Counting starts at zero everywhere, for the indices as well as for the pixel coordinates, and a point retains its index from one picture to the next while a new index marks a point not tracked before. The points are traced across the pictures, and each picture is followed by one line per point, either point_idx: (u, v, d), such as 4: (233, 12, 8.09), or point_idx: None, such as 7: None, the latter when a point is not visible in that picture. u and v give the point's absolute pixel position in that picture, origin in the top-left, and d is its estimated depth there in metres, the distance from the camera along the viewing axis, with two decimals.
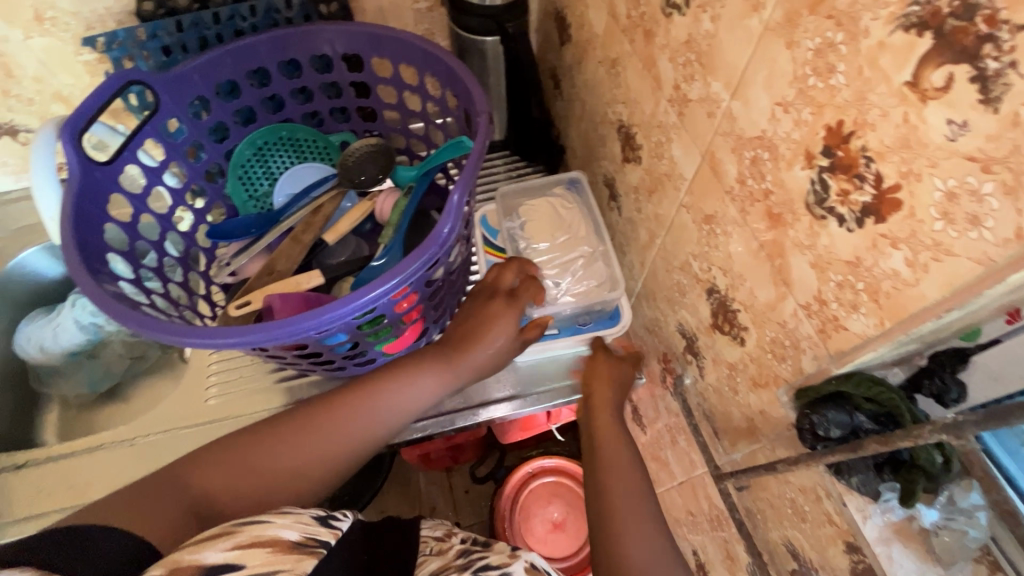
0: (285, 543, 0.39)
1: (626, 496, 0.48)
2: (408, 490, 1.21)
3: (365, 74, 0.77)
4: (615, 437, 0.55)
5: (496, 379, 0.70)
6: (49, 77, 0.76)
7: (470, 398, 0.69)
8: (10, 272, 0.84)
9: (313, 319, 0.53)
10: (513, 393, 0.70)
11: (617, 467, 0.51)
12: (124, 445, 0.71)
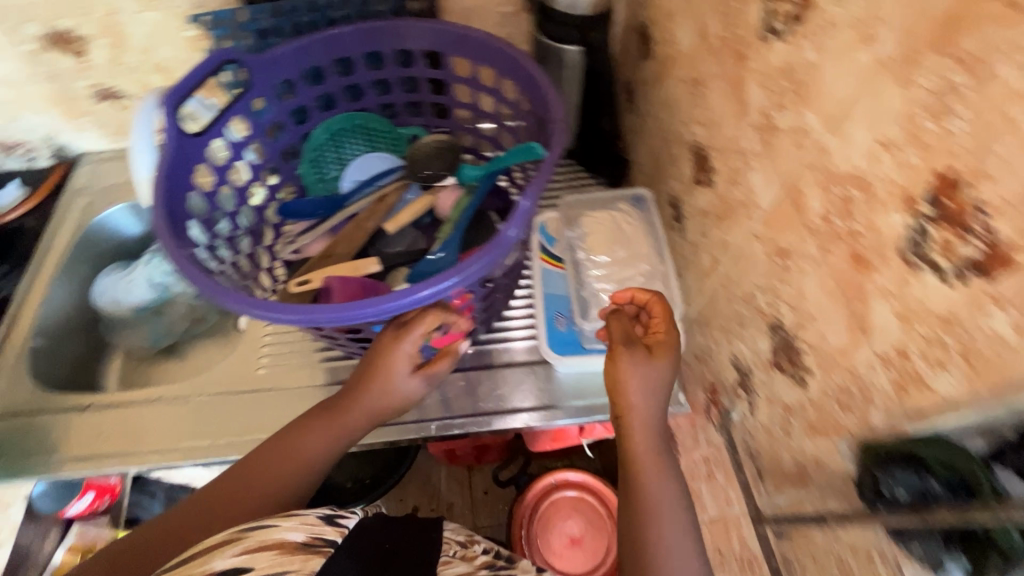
0: (290, 545, 0.47)
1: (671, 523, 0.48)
2: (428, 483, 1.22)
3: (445, 72, 0.78)
4: (653, 452, 0.51)
5: (523, 389, 0.71)
6: (154, 49, 0.81)
7: (499, 403, 0.70)
8: (97, 225, 0.90)
9: (372, 308, 0.55)
10: (539, 404, 0.70)
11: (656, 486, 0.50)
12: (180, 402, 0.74)
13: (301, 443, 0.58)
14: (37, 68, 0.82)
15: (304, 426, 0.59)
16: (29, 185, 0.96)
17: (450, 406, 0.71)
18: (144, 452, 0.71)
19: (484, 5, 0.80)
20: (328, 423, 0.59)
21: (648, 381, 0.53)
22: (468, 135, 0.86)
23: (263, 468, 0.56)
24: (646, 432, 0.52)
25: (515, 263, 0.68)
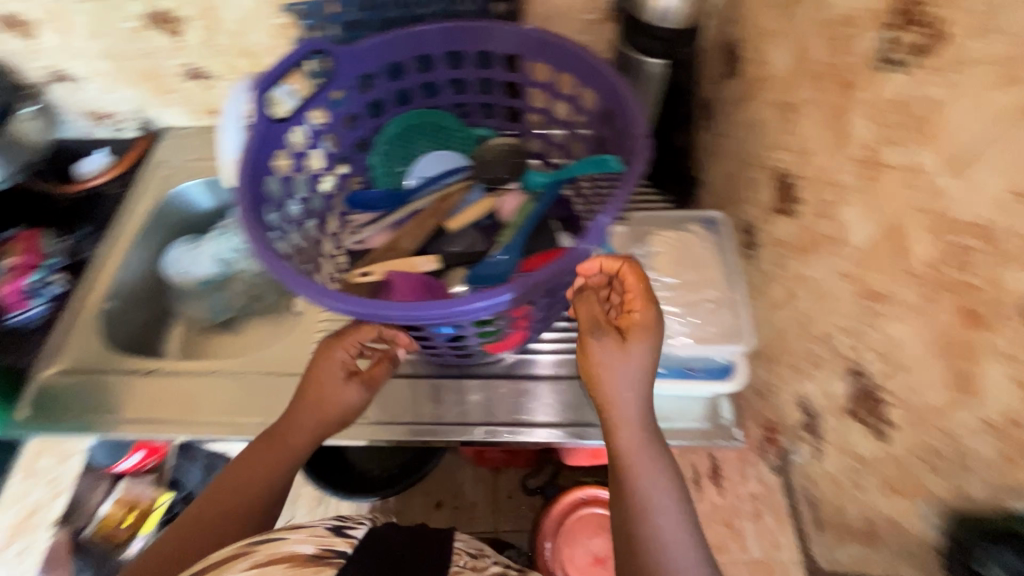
0: (301, 557, 0.47)
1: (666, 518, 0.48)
2: (453, 480, 1.22)
3: (523, 76, 0.78)
4: (638, 442, 0.52)
5: (539, 405, 0.75)
6: (244, 34, 0.84)
7: (514, 417, 0.74)
8: (173, 197, 0.94)
9: (433, 310, 0.55)
10: (556, 421, 0.74)
11: (647, 478, 0.50)
12: (236, 376, 0.77)
13: (257, 464, 0.60)
14: (136, 44, 0.86)
15: (251, 453, 0.61)
16: (115, 154, 1.01)
17: (473, 412, 0.75)
18: (199, 422, 0.73)
19: (568, 12, 0.79)
20: (274, 446, 0.61)
21: (630, 369, 0.51)
22: (536, 140, 0.85)
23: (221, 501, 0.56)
24: (635, 426, 0.52)
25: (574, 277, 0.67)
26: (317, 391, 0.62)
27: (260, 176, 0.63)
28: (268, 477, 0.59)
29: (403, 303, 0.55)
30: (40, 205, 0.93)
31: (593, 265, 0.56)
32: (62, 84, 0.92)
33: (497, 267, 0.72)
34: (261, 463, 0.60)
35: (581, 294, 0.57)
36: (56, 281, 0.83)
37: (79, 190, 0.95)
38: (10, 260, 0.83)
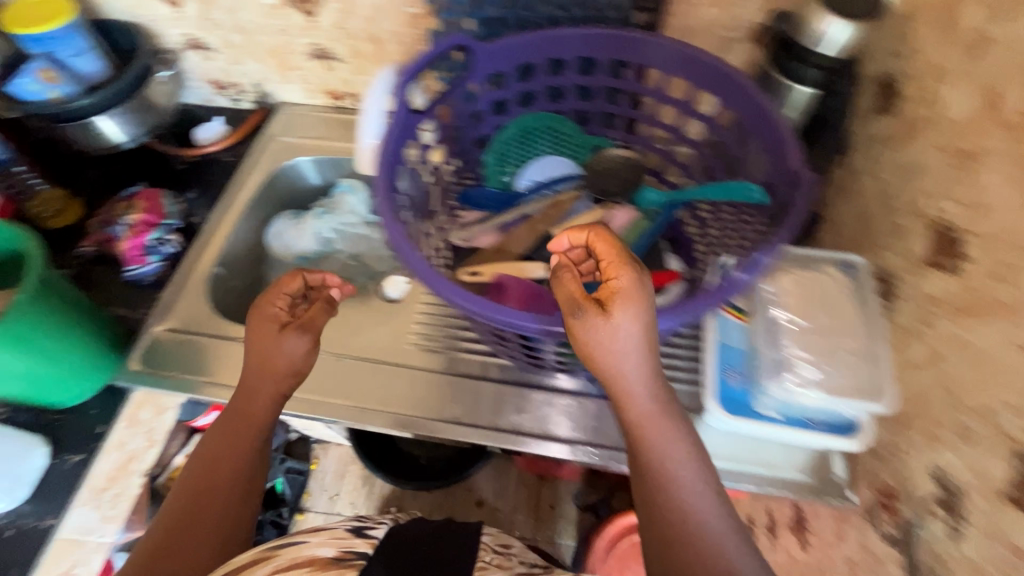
0: (322, 560, 0.55)
1: (684, 468, 0.53)
2: (501, 478, 1.29)
3: (655, 89, 0.74)
4: (651, 411, 0.53)
5: (555, 419, 0.74)
6: (376, 20, 0.85)
7: (532, 427, 0.74)
8: (282, 171, 0.97)
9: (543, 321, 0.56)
10: (572, 436, 0.73)
11: (664, 439, 0.53)
12: (335, 356, 0.80)
13: (230, 452, 0.60)
14: (271, 21, 0.88)
15: (221, 445, 0.60)
16: (231, 123, 1.05)
17: (471, 409, 0.75)
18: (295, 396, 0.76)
19: (709, 27, 0.75)
20: (242, 433, 0.61)
21: (622, 339, 0.51)
22: (652, 155, 0.82)
23: (208, 498, 0.58)
24: (642, 399, 0.53)
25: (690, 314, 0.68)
26: (270, 364, 0.61)
27: (396, 167, 0.63)
28: (251, 463, 0.60)
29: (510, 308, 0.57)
30: (162, 165, 0.99)
31: (560, 242, 0.56)
32: (195, 52, 0.96)
33: None
34: (233, 448, 0.60)
35: (557, 270, 0.54)
36: (170, 242, 0.85)
37: (198, 154, 1.00)
38: (131, 215, 0.85)
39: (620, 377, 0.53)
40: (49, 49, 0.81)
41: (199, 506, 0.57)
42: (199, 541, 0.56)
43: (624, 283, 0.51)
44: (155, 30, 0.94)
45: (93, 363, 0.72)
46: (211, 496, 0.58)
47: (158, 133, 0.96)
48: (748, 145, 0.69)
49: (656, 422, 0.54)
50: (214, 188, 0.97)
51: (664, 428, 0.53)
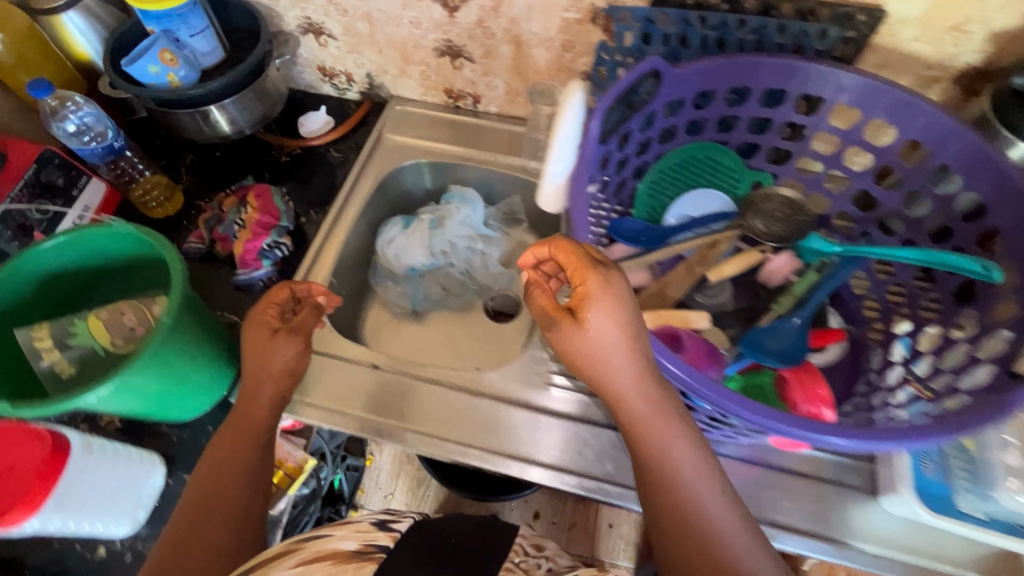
0: (343, 554, 0.52)
1: (685, 469, 0.53)
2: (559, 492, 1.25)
3: (848, 132, 0.67)
4: (649, 412, 0.54)
5: (543, 443, 0.72)
6: (525, 22, 0.77)
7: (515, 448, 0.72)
8: (393, 174, 0.91)
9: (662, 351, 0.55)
10: (555, 462, 0.71)
11: (665, 441, 0.54)
12: (458, 398, 0.75)
13: (233, 455, 0.57)
14: (405, 12, 0.80)
15: (223, 446, 0.57)
16: (335, 114, 0.98)
17: (467, 428, 0.73)
18: (412, 443, 0.72)
19: (912, 63, 0.68)
20: (243, 432, 0.58)
21: (603, 344, 0.51)
22: (817, 196, 0.75)
23: (214, 498, 0.54)
24: (635, 402, 0.53)
25: (884, 401, 0.60)
26: (269, 364, 0.60)
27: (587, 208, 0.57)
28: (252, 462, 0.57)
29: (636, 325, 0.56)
30: (263, 155, 0.93)
31: (528, 259, 0.54)
32: (311, 37, 0.89)
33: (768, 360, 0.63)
34: (236, 450, 0.57)
35: (529, 288, 0.55)
36: (282, 246, 0.79)
37: (302, 145, 0.94)
38: (245, 214, 0.79)
39: (609, 381, 0.53)
40: (168, 26, 0.76)
41: (196, 507, 0.54)
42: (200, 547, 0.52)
43: (592, 287, 0.50)
44: (272, 10, 0.86)
45: (213, 381, 0.67)
46: (209, 494, 0.54)
47: (265, 123, 0.90)
48: (962, 206, 0.62)
49: (655, 421, 0.54)
50: (320, 184, 0.91)
51: (663, 428, 0.53)
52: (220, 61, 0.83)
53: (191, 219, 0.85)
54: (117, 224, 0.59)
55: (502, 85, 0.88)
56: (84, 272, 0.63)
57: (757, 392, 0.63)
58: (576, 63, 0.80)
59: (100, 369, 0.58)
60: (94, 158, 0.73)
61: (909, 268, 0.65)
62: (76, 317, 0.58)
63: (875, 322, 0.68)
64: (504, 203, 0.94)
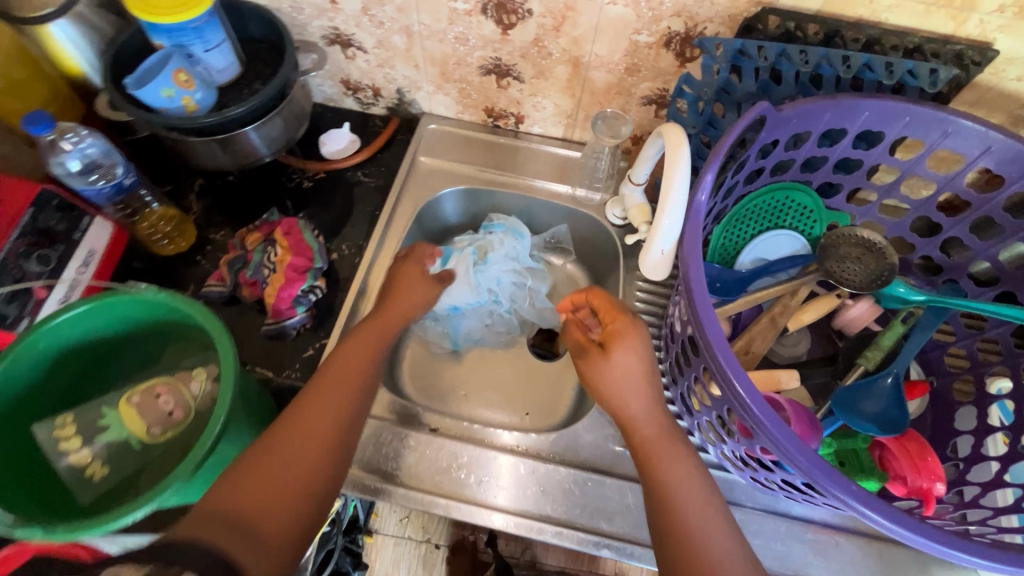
0: None
1: (687, 494, 0.51)
2: None
3: (948, 177, 0.63)
4: (655, 438, 0.55)
5: (497, 484, 0.63)
6: (588, 44, 0.70)
7: (467, 489, 0.62)
8: (430, 203, 0.84)
9: (811, 455, 0.45)
10: (511, 506, 0.62)
11: (670, 467, 0.53)
12: (520, 465, 0.64)
13: (346, 368, 0.57)
14: (450, 27, 0.72)
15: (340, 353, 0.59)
16: (359, 131, 0.89)
17: (521, 493, 0.62)
18: (477, 520, 0.61)
19: (1009, 103, 0.63)
20: (366, 345, 0.60)
21: (623, 370, 0.57)
22: (896, 238, 0.71)
23: (324, 397, 0.54)
24: (643, 426, 0.55)
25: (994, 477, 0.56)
26: (374, 334, 0.62)
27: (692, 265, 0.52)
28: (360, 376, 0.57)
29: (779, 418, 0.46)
30: (283, 179, 0.84)
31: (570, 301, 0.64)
32: (337, 48, 0.80)
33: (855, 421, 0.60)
34: (353, 357, 0.58)
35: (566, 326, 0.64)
36: (317, 290, 0.72)
37: (326, 168, 0.85)
38: (275, 256, 0.71)
39: (623, 404, 0.56)
40: (181, 40, 0.66)
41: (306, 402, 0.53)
42: (296, 459, 0.48)
43: (620, 322, 0.59)
44: (293, 18, 0.76)
45: None
46: (313, 394, 0.53)
47: (288, 146, 0.81)
48: None
49: (660, 446, 0.54)
50: (350, 213, 0.82)
51: (667, 453, 0.54)
52: (236, 77, 0.73)
53: (207, 255, 0.77)
54: (144, 292, 0.50)
55: (551, 107, 0.81)
56: (101, 342, 0.54)
57: (850, 457, 0.60)
58: (638, 88, 0.73)
59: (134, 463, 0.50)
60: (100, 198, 0.66)
61: (1007, 325, 0.62)
62: (103, 405, 0.50)
63: (961, 376, 0.65)
64: (549, 232, 0.88)
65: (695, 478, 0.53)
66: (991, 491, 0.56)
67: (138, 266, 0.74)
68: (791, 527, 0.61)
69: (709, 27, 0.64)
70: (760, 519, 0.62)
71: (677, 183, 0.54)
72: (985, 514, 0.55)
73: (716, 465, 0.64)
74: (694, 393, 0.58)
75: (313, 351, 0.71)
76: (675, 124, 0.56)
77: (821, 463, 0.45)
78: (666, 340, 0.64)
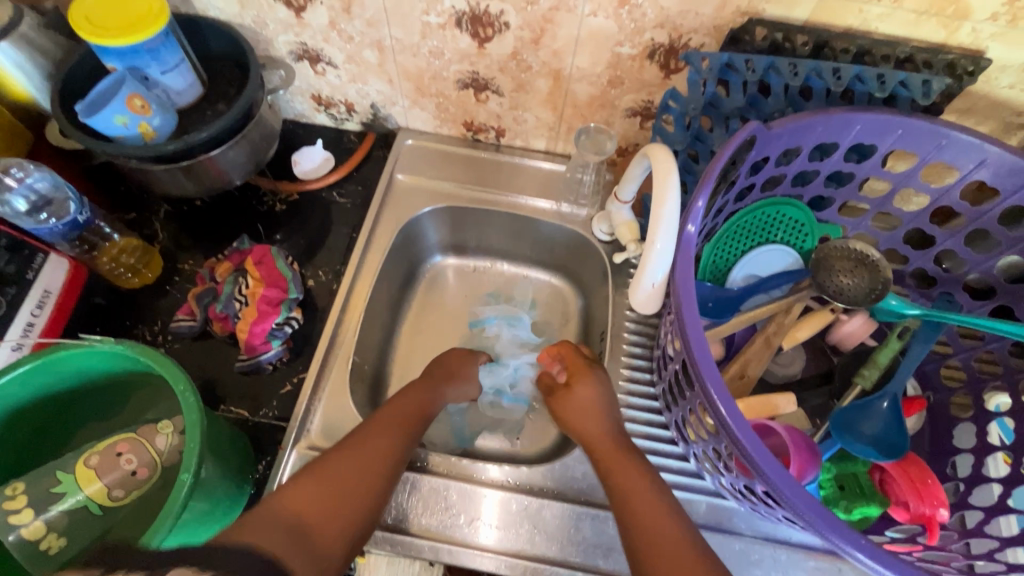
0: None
1: (646, 494, 0.51)
2: None
3: (942, 190, 0.61)
4: (616, 449, 0.56)
5: (488, 524, 0.60)
6: (569, 56, 0.67)
7: (457, 530, 0.60)
8: (410, 223, 0.81)
9: (820, 510, 0.41)
10: (504, 548, 0.59)
11: (626, 473, 0.54)
12: (512, 503, 0.61)
13: (396, 424, 0.58)
14: (424, 41, 0.68)
15: (391, 405, 0.60)
16: (333, 149, 0.85)
17: (513, 533, 0.60)
18: (469, 564, 0.58)
19: (1001, 111, 0.61)
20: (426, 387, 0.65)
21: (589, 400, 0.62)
22: (889, 250, 0.69)
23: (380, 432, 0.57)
24: (602, 439, 0.58)
25: (997, 501, 0.55)
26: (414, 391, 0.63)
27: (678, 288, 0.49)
28: (406, 430, 0.58)
29: (784, 468, 0.43)
30: (254, 203, 0.80)
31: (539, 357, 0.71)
32: (305, 64, 0.76)
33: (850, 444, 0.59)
34: (402, 410, 0.60)
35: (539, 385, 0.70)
36: (293, 322, 0.69)
37: (299, 190, 0.81)
38: (246, 288, 0.68)
39: (585, 425, 0.60)
40: (134, 63, 0.62)
41: (357, 446, 0.54)
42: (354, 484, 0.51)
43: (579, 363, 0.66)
44: (257, 32, 0.72)
45: (225, 503, 0.57)
46: (365, 436, 0.55)
47: (259, 167, 0.77)
48: None
49: (616, 457, 0.55)
50: (327, 235, 0.79)
51: (623, 462, 0.55)
52: (198, 98, 0.69)
53: (176, 285, 0.73)
54: (98, 343, 0.48)
55: (532, 120, 0.78)
56: (63, 395, 0.52)
57: (850, 480, 0.59)
58: (622, 100, 0.71)
59: (94, 529, 0.47)
60: (53, 237, 0.62)
61: (1004, 340, 0.60)
62: (58, 470, 0.46)
63: (958, 391, 0.64)
64: (535, 248, 0.85)
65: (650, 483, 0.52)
66: (994, 518, 0.55)
67: (100, 302, 0.70)
68: (792, 555, 0.60)
69: (694, 38, 0.61)
70: (760, 548, 0.60)
71: (668, 206, 0.53)
72: (989, 545, 0.54)
73: (713, 492, 0.62)
74: (689, 424, 0.56)
75: (292, 387, 0.68)
76: (663, 146, 0.55)
77: (829, 518, 0.41)
78: (660, 365, 0.62)
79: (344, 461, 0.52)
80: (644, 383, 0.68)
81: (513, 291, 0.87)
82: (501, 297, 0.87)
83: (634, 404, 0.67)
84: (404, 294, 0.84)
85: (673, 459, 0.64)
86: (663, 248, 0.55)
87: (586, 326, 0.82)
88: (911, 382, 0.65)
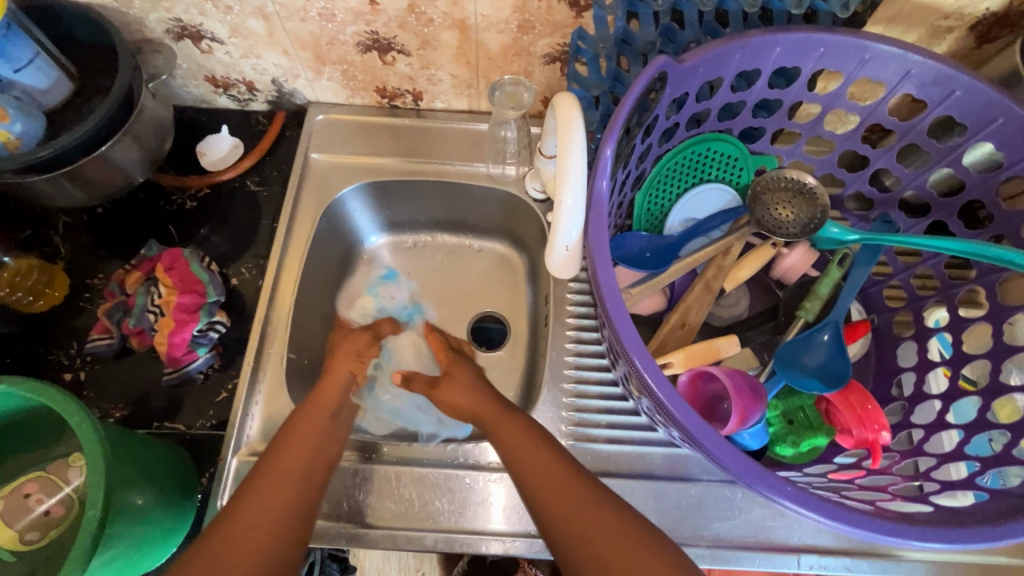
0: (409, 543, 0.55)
1: (519, 428, 0.53)
2: None
3: (871, 108, 0.58)
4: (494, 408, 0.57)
5: (445, 506, 0.59)
6: (470, 3, 0.61)
7: (412, 516, 0.59)
8: (335, 204, 0.76)
9: (744, 461, 0.41)
10: (462, 527, 0.58)
11: (509, 427, 0.54)
12: (466, 481, 0.60)
13: (306, 440, 0.53)
14: (309, 3, 0.62)
15: (300, 415, 0.56)
16: (242, 133, 0.79)
17: (469, 510, 0.59)
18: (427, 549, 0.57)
19: (927, 15, 0.57)
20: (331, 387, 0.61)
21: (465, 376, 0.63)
22: (827, 176, 0.67)
23: (294, 443, 0.52)
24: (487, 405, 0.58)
25: (937, 417, 0.56)
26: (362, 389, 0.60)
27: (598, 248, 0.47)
28: (322, 441, 0.54)
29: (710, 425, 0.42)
30: (162, 203, 0.74)
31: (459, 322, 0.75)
32: (188, 43, 0.69)
33: (800, 373, 0.58)
34: (314, 419, 0.56)
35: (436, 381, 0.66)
36: (217, 327, 0.65)
37: (209, 183, 0.75)
38: (158, 299, 0.64)
39: (501, 437, 0.53)
40: None
41: (274, 462, 0.50)
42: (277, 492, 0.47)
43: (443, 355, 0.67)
44: (124, 13, 0.65)
45: (163, 524, 0.55)
46: (285, 451, 0.51)
47: (156, 164, 0.71)
48: (991, 179, 0.56)
49: (554, 489, 0.47)
50: (248, 228, 0.74)
51: (573, 499, 0.46)
52: (70, 95, 0.63)
53: (89, 301, 0.68)
54: None
55: (447, 78, 0.72)
56: None
57: (798, 414, 0.59)
58: (537, 46, 0.65)
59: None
60: None
61: (940, 255, 0.59)
62: None
63: (900, 310, 0.63)
64: (472, 215, 0.81)
65: (616, 520, 0.44)
66: (935, 434, 0.56)
67: (7, 331, 0.66)
68: (747, 493, 0.60)
69: None
70: (716, 490, 0.60)
71: (574, 159, 0.50)
72: (930, 463, 0.55)
73: (666, 442, 0.62)
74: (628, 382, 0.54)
75: (226, 394, 0.65)
76: (568, 94, 0.52)
77: (754, 467, 0.41)
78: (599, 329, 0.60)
79: (231, 538, 0.43)
80: (591, 342, 0.67)
81: (458, 261, 0.84)
82: (446, 269, 0.83)
83: (583, 364, 0.66)
84: (342, 278, 0.80)
85: (626, 415, 0.63)
86: (575, 205, 0.52)
87: (533, 290, 0.79)
88: (855, 307, 0.64)
